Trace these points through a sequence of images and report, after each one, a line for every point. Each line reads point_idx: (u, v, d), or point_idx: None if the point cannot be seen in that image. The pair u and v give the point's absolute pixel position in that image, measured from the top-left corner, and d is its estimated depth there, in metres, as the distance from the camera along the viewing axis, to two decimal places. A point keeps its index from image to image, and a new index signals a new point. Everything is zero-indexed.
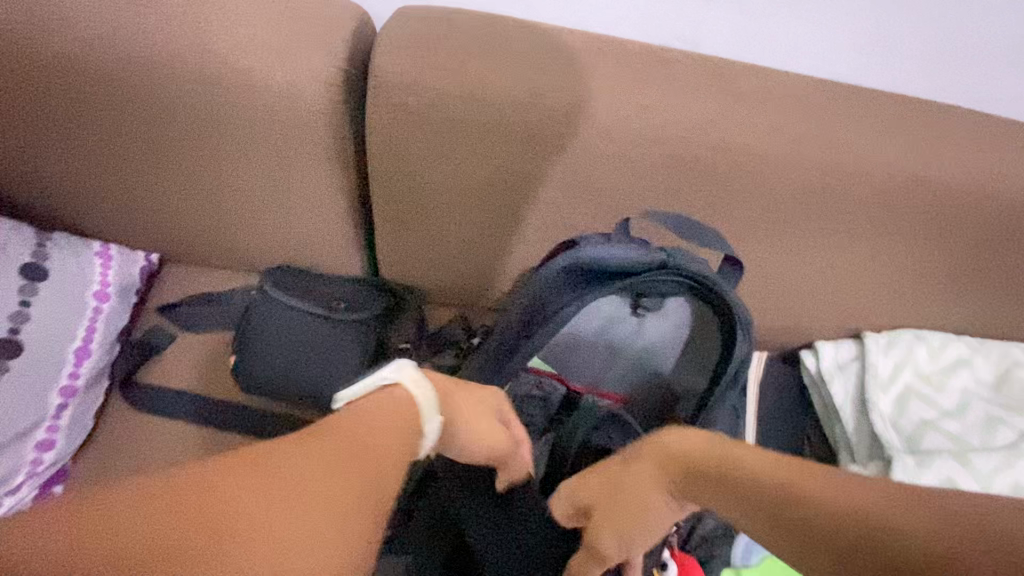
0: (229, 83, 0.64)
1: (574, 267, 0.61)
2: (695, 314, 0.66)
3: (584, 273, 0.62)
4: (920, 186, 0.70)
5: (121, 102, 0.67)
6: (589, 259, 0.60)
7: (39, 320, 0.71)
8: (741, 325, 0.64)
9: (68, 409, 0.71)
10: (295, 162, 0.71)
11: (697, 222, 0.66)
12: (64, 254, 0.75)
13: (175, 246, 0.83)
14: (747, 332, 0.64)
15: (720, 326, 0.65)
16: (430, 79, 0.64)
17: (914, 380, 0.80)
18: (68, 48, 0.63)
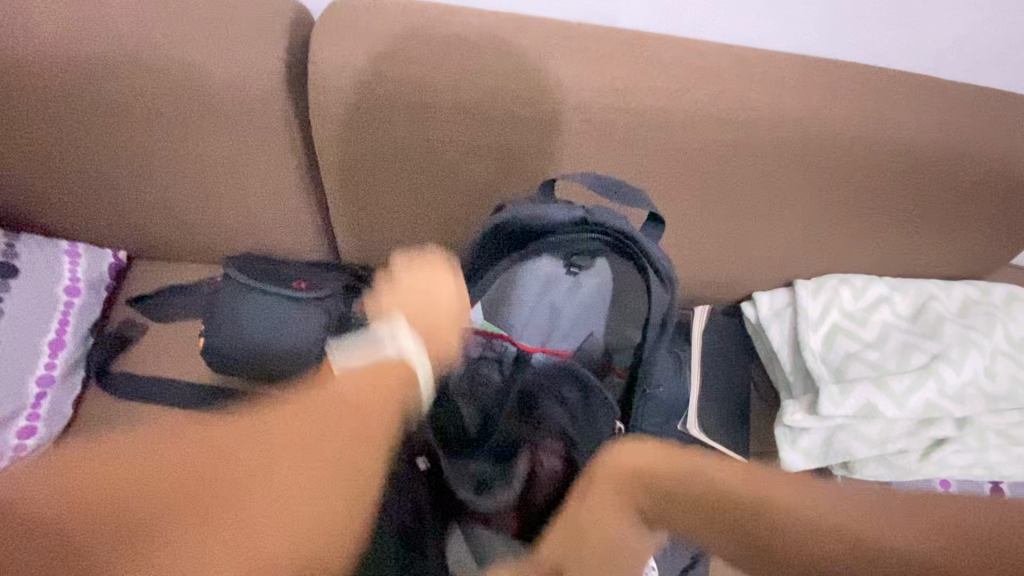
0: (176, 78, 0.69)
1: (504, 227, 0.67)
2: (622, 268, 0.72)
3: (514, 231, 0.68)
4: (830, 136, 0.74)
5: (75, 102, 0.71)
6: (517, 217, 0.67)
7: (12, 315, 0.75)
8: (661, 274, 0.68)
9: (47, 398, 0.75)
10: (246, 151, 0.76)
11: (618, 180, 0.70)
12: (35, 254, 0.80)
13: (141, 242, 0.87)
14: (669, 282, 0.68)
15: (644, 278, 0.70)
16: (365, 63, 0.69)
17: (841, 319, 0.88)
18: (21, 53, 0.67)
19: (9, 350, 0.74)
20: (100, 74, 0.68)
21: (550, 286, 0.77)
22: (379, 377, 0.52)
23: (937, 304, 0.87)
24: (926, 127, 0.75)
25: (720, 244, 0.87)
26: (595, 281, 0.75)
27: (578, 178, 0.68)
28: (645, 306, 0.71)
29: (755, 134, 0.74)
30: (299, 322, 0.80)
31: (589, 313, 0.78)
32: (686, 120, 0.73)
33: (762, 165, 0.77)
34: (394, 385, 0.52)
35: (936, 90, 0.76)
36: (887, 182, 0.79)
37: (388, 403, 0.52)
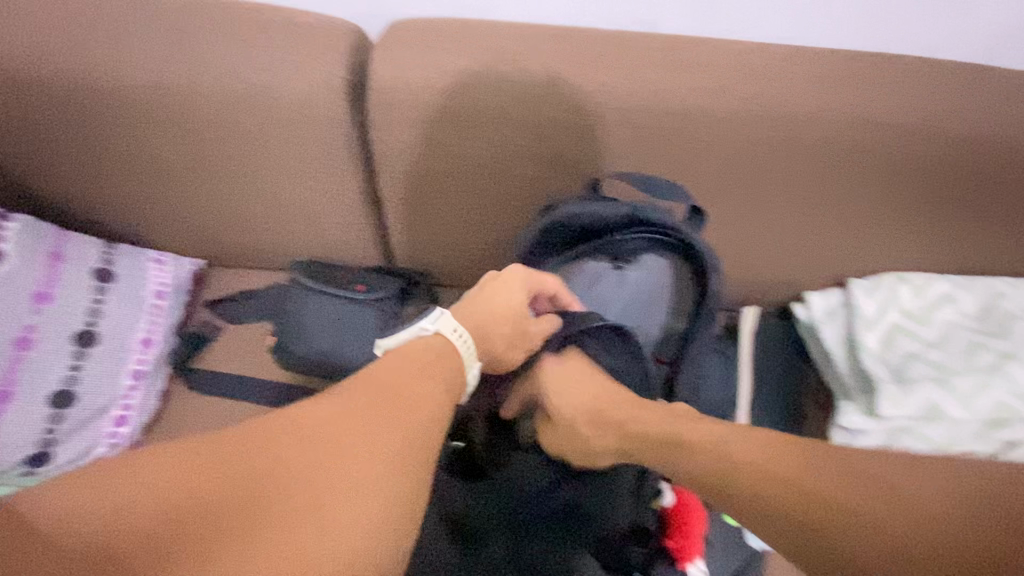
0: (252, 98, 0.76)
1: (553, 225, 0.71)
2: (670, 264, 0.75)
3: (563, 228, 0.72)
4: (880, 129, 0.73)
5: (166, 124, 0.79)
6: (565, 216, 0.70)
7: (109, 315, 0.84)
8: (711, 267, 0.70)
9: (138, 391, 0.83)
10: (311, 163, 0.82)
11: (657, 176, 0.71)
12: (128, 261, 0.89)
13: (217, 251, 0.96)
14: (718, 273, 0.71)
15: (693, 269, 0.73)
16: (420, 78, 0.74)
17: (900, 318, 0.85)
18: (121, 82, 0.76)
19: (107, 346, 0.82)
20: (190, 96, 0.76)
21: (595, 280, 0.77)
22: (430, 355, 0.53)
23: (1007, 302, 0.83)
24: (981, 122, 0.73)
25: (768, 243, 0.86)
26: (641, 273, 0.76)
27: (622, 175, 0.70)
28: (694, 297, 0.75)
29: (801, 129, 0.74)
30: (361, 320, 0.87)
31: (636, 305, 0.77)
32: (727, 120, 0.74)
33: (808, 164, 0.76)
34: (444, 362, 0.53)
35: (993, 82, 0.74)
36: (943, 177, 0.76)
37: (438, 370, 0.52)
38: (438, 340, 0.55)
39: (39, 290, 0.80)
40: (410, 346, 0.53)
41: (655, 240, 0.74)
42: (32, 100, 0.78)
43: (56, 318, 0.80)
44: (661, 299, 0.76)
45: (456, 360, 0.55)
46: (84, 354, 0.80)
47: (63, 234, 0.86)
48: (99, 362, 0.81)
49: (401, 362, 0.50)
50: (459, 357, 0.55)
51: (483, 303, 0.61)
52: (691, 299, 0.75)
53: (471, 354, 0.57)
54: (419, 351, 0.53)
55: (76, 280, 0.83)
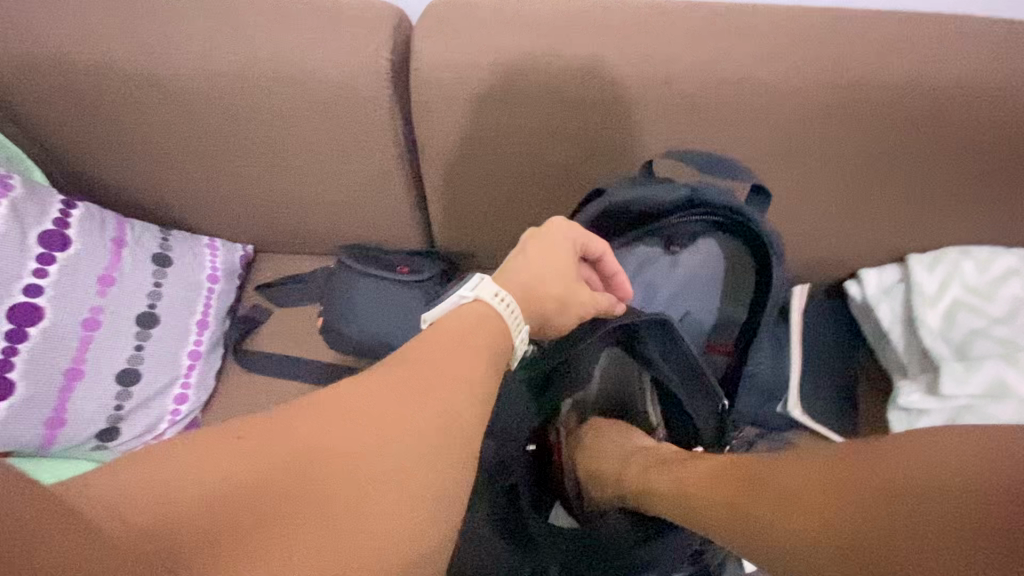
0: (300, 82, 0.77)
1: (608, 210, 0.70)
2: (726, 250, 0.75)
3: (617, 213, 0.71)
4: (946, 93, 0.70)
5: (217, 110, 0.81)
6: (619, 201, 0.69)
7: (168, 297, 0.87)
8: (775, 253, 0.70)
9: (196, 369, 0.87)
10: (356, 146, 0.83)
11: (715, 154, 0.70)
12: (183, 247, 0.92)
13: (265, 237, 0.98)
14: (781, 259, 0.71)
15: (754, 255, 0.73)
16: (463, 59, 0.74)
17: (962, 294, 0.81)
18: (175, 69, 0.78)
19: (166, 326, 0.86)
20: (239, 83, 0.78)
21: (645, 266, 0.78)
22: (478, 324, 0.49)
23: None
24: None
25: (822, 218, 0.83)
26: (695, 257, 0.76)
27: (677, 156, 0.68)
28: (754, 283, 0.75)
29: (856, 96, 0.71)
30: (405, 301, 0.89)
31: (689, 290, 0.79)
32: (776, 90, 0.71)
33: (864, 133, 0.73)
34: (493, 333, 0.50)
35: None
36: (1010, 144, 0.72)
37: (488, 343, 0.49)
38: (481, 306, 0.51)
39: (104, 273, 0.83)
40: (455, 315, 0.50)
41: (712, 225, 0.73)
42: (92, 91, 0.81)
43: (120, 300, 0.83)
44: (717, 283, 0.78)
45: (497, 327, 0.51)
46: (146, 334, 0.84)
47: (123, 220, 0.89)
48: (160, 342, 0.85)
49: (460, 333, 0.48)
50: (504, 324, 0.52)
51: (530, 265, 0.56)
52: (750, 286, 0.76)
53: (518, 319, 0.53)
54: (468, 319, 0.50)
55: (136, 264, 0.86)
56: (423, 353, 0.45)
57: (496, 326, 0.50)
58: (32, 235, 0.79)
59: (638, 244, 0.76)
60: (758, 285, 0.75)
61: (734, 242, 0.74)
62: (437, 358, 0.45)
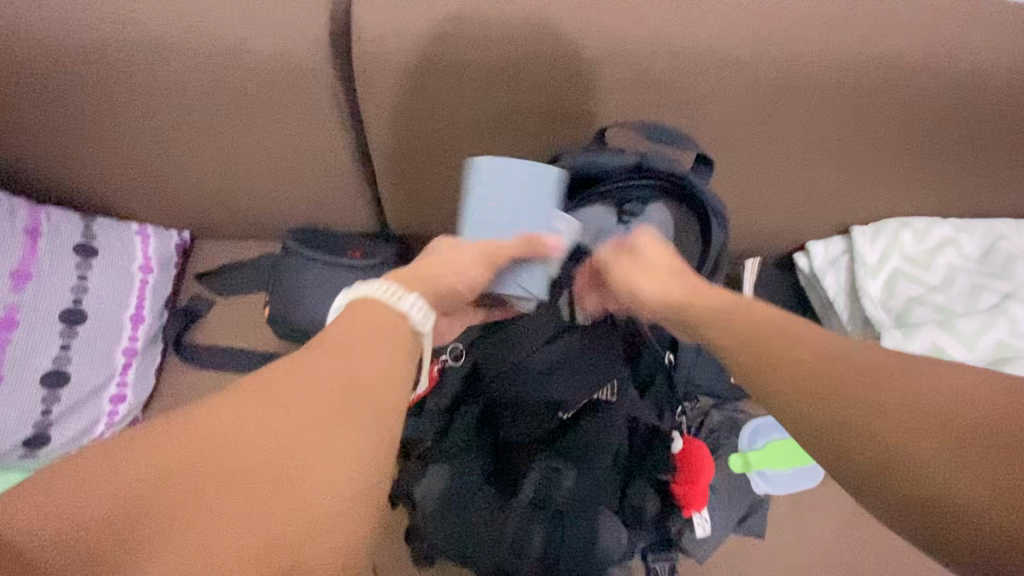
0: (228, 53, 0.71)
1: None
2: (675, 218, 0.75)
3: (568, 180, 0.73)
4: (892, 66, 0.70)
5: (134, 84, 0.74)
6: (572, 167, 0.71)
7: (94, 291, 0.81)
8: (715, 213, 0.73)
9: (133, 366, 0.82)
10: (295, 122, 0.78)
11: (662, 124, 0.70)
12: (110, 236, 0.85)
13: (202, 222, 0.92)
14: (722, 219, 0.74)
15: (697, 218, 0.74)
16: (406, 25, 0.69)
17: (902, 264, 0.86)
18: (83, 39, 0.70)
19: (96, 323, 0.80)
20: (160, 52, 0.71)
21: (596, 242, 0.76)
22: (358, 322, 0.45)
23: (1008, 244, 0.84)
24: (994, 48, 0.69)
25: (772, 191, 0.84)
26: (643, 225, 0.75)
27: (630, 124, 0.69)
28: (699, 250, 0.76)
29: (807, 68, 0.70)
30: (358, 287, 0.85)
31: None
32: (728, 61, 0.70)
33: (814, 102, 0.73)
34: (374, 328, 0.45)
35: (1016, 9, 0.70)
36: (948, 117, 0.75)
37: (393, 341, 0.45)
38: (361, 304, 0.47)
39: (18, 268, 0.78)
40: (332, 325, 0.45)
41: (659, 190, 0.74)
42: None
43: (41, 295, 0.78)
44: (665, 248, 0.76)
45: (378, 320, 0.46)
46: (73, 332, 0.78)
47: (39, 207, 0.82)
48: (89, 340, 0.79)
49: (361, 337, 0.43)
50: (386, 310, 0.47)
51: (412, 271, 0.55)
52: (695, 248, 0.75)
53: (397, 289, 0.49)
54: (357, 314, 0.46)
55: (57, 256, 0.80)
56: (308, 364, 0.40)
57: (387, 320, 0.46)
58: None
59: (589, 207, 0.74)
60: (704, 244, 0.75)
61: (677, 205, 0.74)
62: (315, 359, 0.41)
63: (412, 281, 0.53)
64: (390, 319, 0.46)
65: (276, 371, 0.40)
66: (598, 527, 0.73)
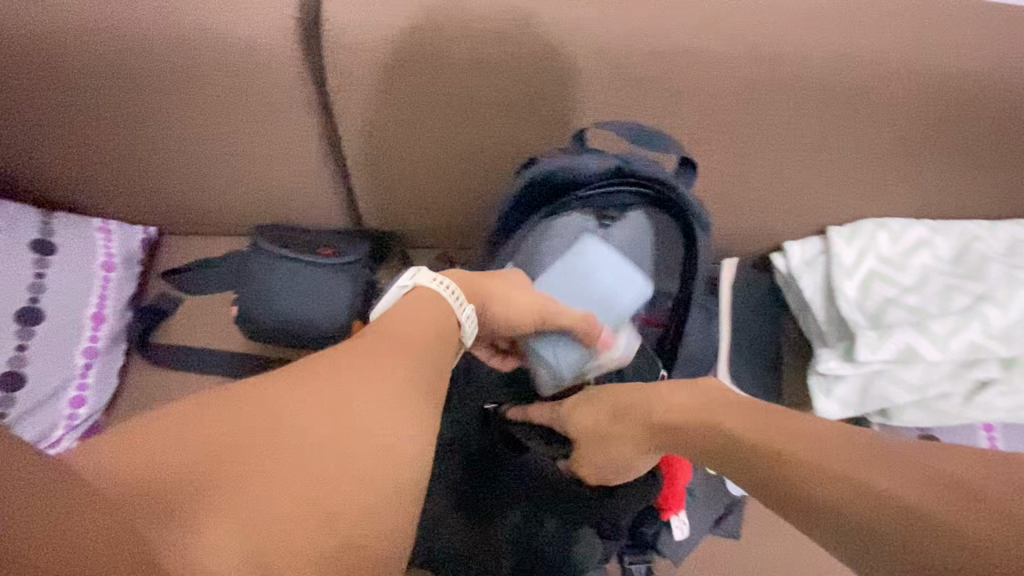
0: (195, 43, 0.68)
1: (534, 181, 0.70)
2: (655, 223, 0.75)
3: (546, 184, 0.72)
4: (870, 67, 0.70)
5: (94, 73, 0.71)
6: (548, 170, 0.69)
7: (53, 290, 0.78)
8: (701, 223, 0.71)
9: (94, 368, 0.79)
10: (265, 115, 0.76)
11: (636, 124, 0.68)
12: (70, 232, 0.82)
13: (170, 218, 0.89)
14: (707, 228, 0.71)
15: (680, 223, 0.73)
16: (377, 17, 0.67)
17: (877, 264, 0.86)
18: (41, 25, 0.67)
19: (55, 323, 0.77)
20: (118, 40, 0.68)
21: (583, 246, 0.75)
22: (419, 312, 0.54)
23: (981, 246, 0.85)
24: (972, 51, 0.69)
25: (751, 191, 0.83)
26: (626, 230, 0.76)
27: (603, 125, 0.67)
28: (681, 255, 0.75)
29: (785, 67, 0.70)
30: (332, 284, 0.84)
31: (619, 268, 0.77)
32: (708, 59, 0.69)
33: (793, 103, 0.73)
34: (432, 317, 0.55)
35: (995, 11, 0.70)
36: (926, 119, 0.74)
37: (433, 341, 0.52)
38: (424, 292, 0.57)
39: None
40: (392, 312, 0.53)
41: (644, 197, 0.74)
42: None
43: None
44: (649, 256, 0.77)
45: (435, 317, 0.55)
46: (29, 333, 0.75)
47: None
48: (47, 341, 0.76)
49: (416, 336, 0.51)
50: (444, 305, 0.57)
51: (472, 279, 0.63)
52: (679, 257, 0.76)
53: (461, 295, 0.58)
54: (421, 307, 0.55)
55: (12, 252, 0.77)
56: (371, 348, 0.47)
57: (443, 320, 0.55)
58: None
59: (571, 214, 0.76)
60: (687, 255, 0.75)
61: (659, 211, 0.74)
62: (372, 350, 0.47)
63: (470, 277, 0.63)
64: (450, 308, 0.57)
65: (335, 352, 0.46)
66: (576, 535, 0.72)
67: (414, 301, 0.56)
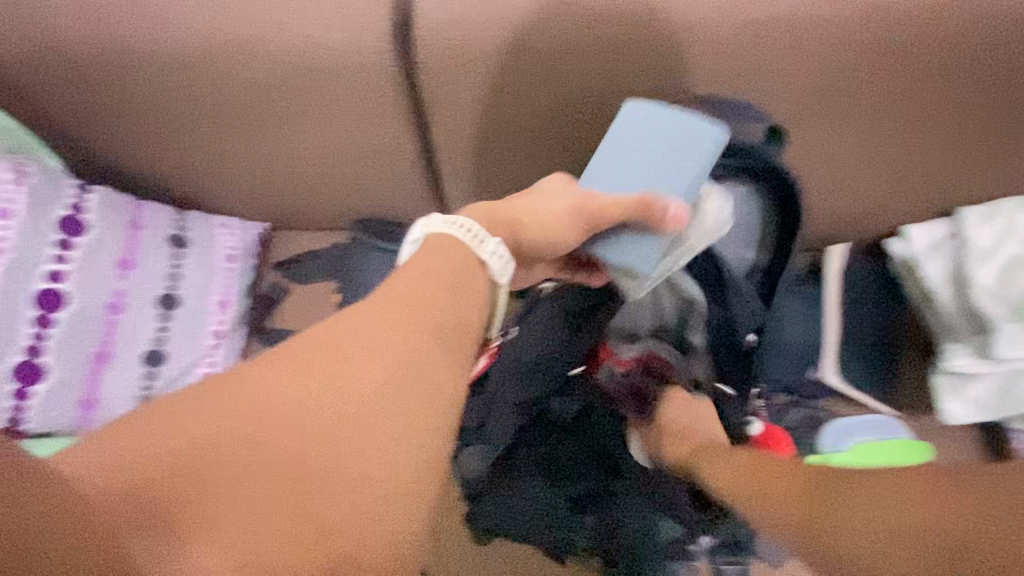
0: (301, 52, 0.74)
1: None
2: (746, 197, 0.72)
3: None
4: (1007, 22, 0.62)
5: (217, 86, 0.79)
6: None
7: (187, 278, 0.89)
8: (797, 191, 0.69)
9: (221, 347, 0.89)
10: (361, 114, 0.80)
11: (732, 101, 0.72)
12: (200, 227, 0.92)
13: (280, 215, 0.97)
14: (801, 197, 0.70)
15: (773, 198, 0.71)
16: (465, 14, 0.69)
17: (1020, 249, 0.75)
18: (174, 46, 0.75)
19: (188, 307, 0.88)
20: (239, 54, 0.75)
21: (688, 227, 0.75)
22: (444, 262, 0.51)
23: None
24: None
25: (862, 169, 0.76)
26: None
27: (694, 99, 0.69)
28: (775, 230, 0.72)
29: (899, 31, 0.63)
30: None
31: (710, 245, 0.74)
32: (813, 27, 0.64)
33: (911, 69, 0.66)
34: (452, 273, 0.51)
35: None
36: None
37: (451, 291, 0.49)
38: (436, 237, 0.54)
39: (122, 257, 0.86)
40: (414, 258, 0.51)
41: (740, 171, 0.71)
42: (81, 62, 0.78)
43: (142, 282, 0.86)
44: (741, 234, 0.74)
45: (458, 268, 0.51)
46: (170, 314, 0.87)
47: (138, 202, 0.90)
48: (184, 322, 0.87)
49: (432, 288, 0.49)
50: (466, 249, 0.53)
51: (501, 207, 0.60)
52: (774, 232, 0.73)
53: (482, 234, 0.55)
54: (439, 248, 0.52)
55: (155, 247, 0.88)
56: (374, 310, 0.46)
57: (461, 286, 0.51)
58: (52, 220, 0.83)
59: None
60: (786, 232, 0.72)
61: (758, 186, 0.71)
62: (398, 296, 0.47)
63: (493, 212, 0.58)
64: (464, 272, 0.52)
65: (342, 316, 0.46)
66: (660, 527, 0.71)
67: (434, 244, 0.53)
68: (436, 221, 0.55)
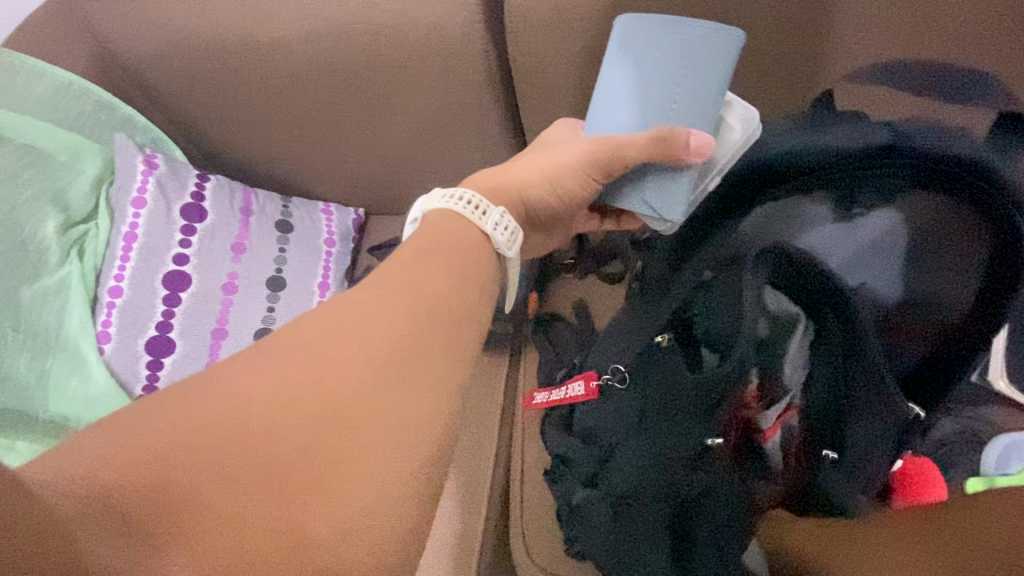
0: (391, 33, 0.75)
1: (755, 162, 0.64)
2: (931, 210, 0.60)
3: (771, 167, 0.64)
4: None
5: (313, 74, 0.81)
6: (774, 151, 0.63)
7: (290, 261, 0.93)
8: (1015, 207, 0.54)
9: None
10: (451, 94, 0.80)
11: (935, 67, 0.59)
12: (303, 213, 0.97)
13: (374, 201, 1.00)
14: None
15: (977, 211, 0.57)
16: None
17: None
18: (274, 37, 0.79)
19: (292, 288, 0.91)
20: (333, 39, 0.77)
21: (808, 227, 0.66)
22: (442, 234, 0.51)
23: None
24: None
25: None
26: (878, 218, 0.63)
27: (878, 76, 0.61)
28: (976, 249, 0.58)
29: None
30: None
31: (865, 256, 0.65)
32: None
33: None
34: (449, 239, 0.51)
35: None
36: None
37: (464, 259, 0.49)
38: (435, 213, 0.53)
39: (236, 241, 0.92)
40: (421, 234, 0.51)
41: (918, 175, 0.59)
42: (197, 57, 0.83)
43: (252, 265, 0.91)
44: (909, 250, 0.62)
45: (466, 238, 0.52)
46: (275, 296, 0.90)
47: (250, 191, 0.97)
48: (287, 304, 0.90)
49: (447, 250, 0.50)
50: (468, 224, 0.53)
51: (499, 178, 0.58)
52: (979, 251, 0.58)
53: (484, 204, 0.54)
54: (439, 228, 0.52)
55: (263, 233, 0.93)
56: (393, 272, 0.47)
57: (480, 253, 0.51)
58: (176, 209, 0.91)
59: (804, 198, 0.66)
60: (992, 258, 0.57)
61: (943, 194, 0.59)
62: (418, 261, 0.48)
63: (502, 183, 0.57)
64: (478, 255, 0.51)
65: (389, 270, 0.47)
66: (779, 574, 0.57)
67: (437, 219, 0.53)
68: (438, 199, 0.54)
